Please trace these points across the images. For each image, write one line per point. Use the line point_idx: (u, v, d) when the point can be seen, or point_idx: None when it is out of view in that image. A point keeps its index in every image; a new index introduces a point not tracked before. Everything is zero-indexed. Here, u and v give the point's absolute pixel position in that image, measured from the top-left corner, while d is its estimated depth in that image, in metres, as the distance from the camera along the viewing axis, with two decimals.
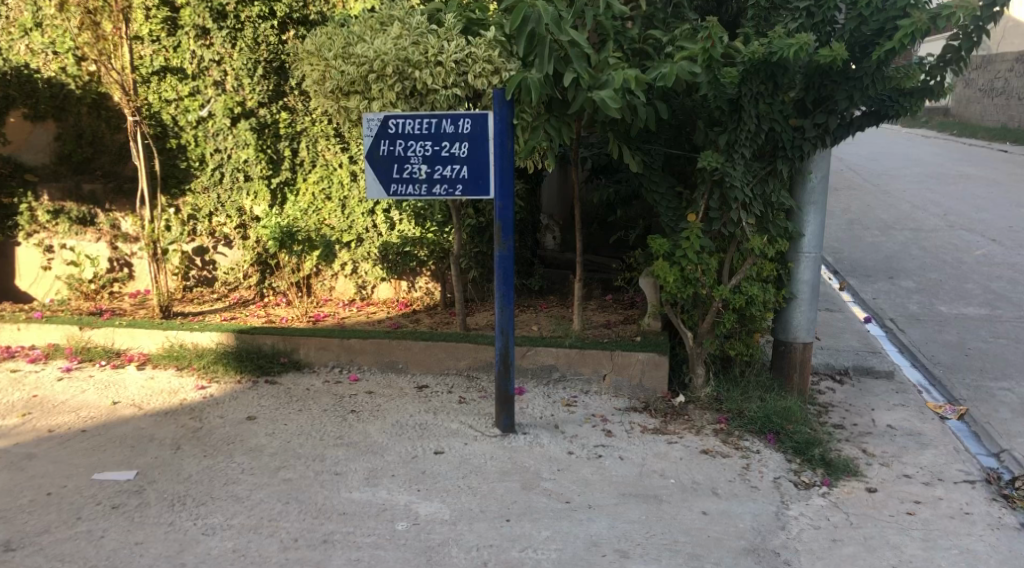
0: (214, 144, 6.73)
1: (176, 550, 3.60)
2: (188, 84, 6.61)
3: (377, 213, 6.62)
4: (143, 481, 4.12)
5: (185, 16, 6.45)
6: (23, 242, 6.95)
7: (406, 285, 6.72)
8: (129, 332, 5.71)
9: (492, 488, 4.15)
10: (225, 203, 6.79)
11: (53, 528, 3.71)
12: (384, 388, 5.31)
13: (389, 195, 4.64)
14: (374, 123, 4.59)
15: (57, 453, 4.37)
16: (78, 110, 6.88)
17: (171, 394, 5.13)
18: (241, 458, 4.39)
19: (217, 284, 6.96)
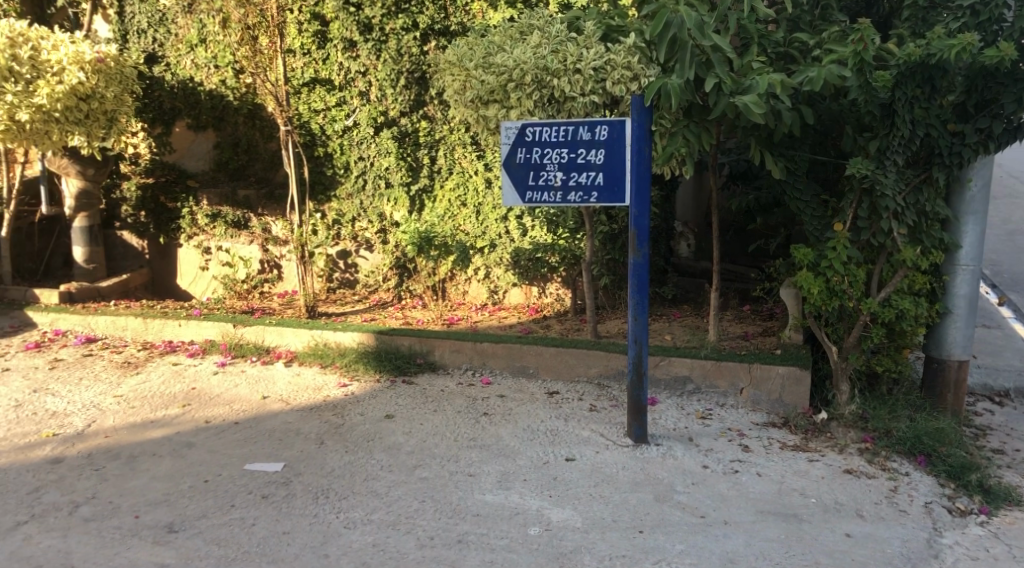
0: (358, 152, 6.99)
1: (321, 542, 3.76)
2: (335, 95, 6.92)
3: (511, 219, 6.73)
4: (290, 473, 4.33)
5: (334, 29, 6.79)
6: (185, 243, 7.46)
7: (537, 291, 6.72)
8: (277, 330, 6.03)
9: (625, 499, 4.12)
10: (367, 209, 7.05)
11: (210, 513, 3.95)
12: (516, 392, 5.36)
13: (525, 202, 4.68)
14: (511, 131, 4.64)
15: (213, 443, 4.65)
16: (236, 119, 7.29)
17: (315, 391, 5.38)
18: (379, 455, 4.55)
19: (359, 286, 7.17)
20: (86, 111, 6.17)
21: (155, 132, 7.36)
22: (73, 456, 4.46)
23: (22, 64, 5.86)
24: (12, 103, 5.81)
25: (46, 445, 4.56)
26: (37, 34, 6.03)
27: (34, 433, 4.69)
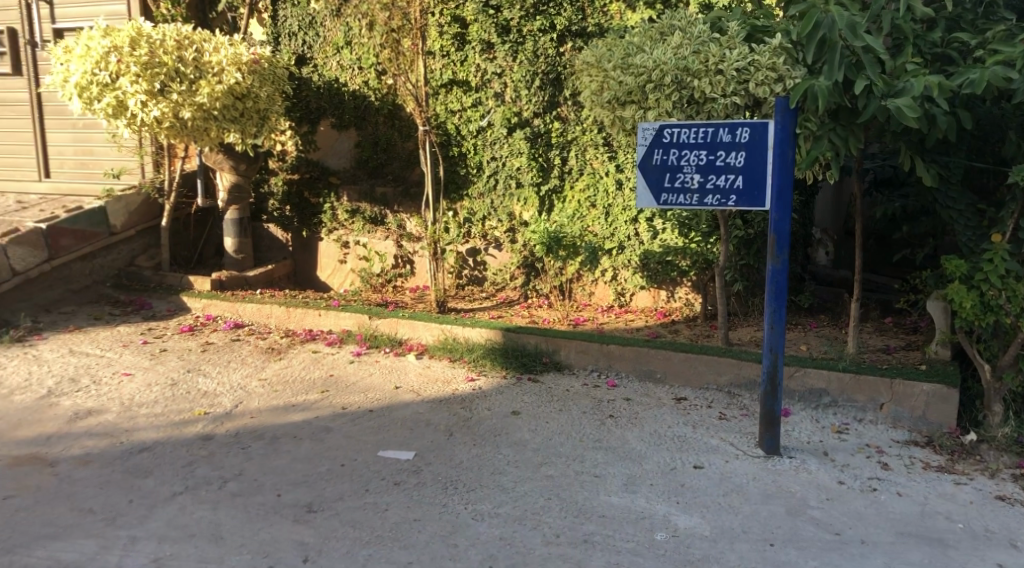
0: (491, 152, 7.08)
1: (450, 531, 3.85)
2: (471, 96, 7.05)
3: (641, 221, 6.66)
4: (420, 462, 4.46)
5: (473, 31, 6.92)
6: (325, 237, 7.77)
7: (665, 294, 6.67)
8: (410, 323, 6.20)
9: (755, 510, 4.03)
10: (497, 208, 7.13)
11: (346, 496, 4.12)
12: (642, 397, 5.32)
13: (660, 205, 4.64)
14: (648, 132, 4.62)
15: (349, 429, 4.84)
16: (377, 119, 7.48)
17: (444, 384, 5.50)
18: (506, 450, 4.62)
19: (487, 284, 7.28)
20: (241, 109, 6.53)
21: (301, 131, 7.71)
22: (222, 434, 4.74)
23: (186, 65, 6.26)
24: (176, 101, 6.22)
25: (198, 423, 4.86)
26: (200, 37, 6.44)
27: (187, 410, 5.01)
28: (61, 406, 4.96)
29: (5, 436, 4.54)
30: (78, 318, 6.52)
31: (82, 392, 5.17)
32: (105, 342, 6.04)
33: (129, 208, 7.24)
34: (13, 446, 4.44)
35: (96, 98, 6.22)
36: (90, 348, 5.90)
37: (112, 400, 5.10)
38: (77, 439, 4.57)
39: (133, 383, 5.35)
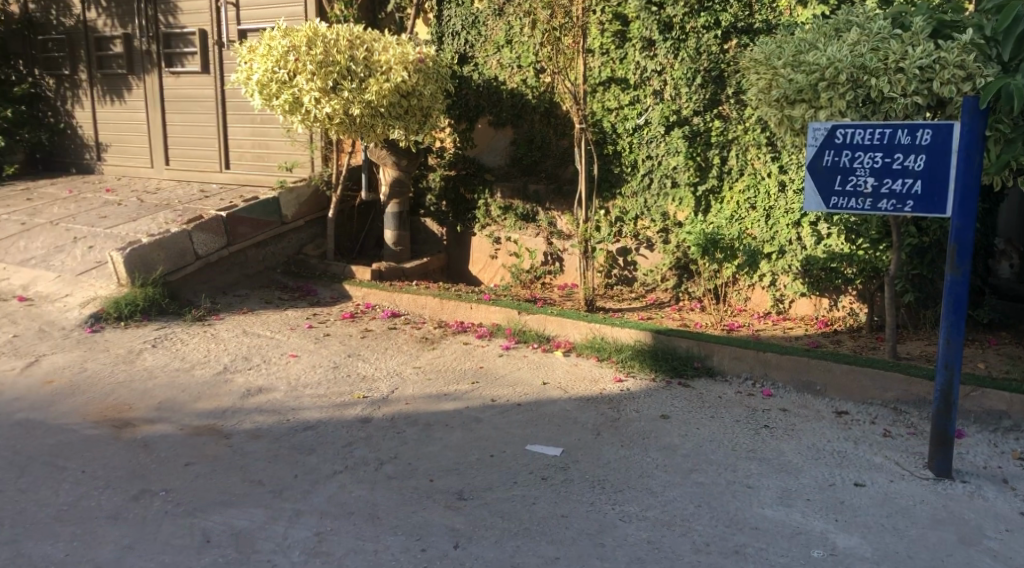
0: (646, 151, 6.97)
1: (597, 530, 3.84)
2: (630, 93, 6.98)
3: (804, 225, 6.35)
4: (568, 459, 4.47)
5: (635, 29, 6.85)
6: (478, 232, 7.92)
7: (827, 303, 6.34)
8: (558, 321, 6.23)
9: (923, 535, 3.79)
10: (651, 207, 7.03)
11: (496, 487, 4.19)
12: (800, 408, 5.12)
13: (829, 208, 4.46)
14: (819, 133, 4.44)
15: (498, 421, 4.92)
16: (533, 118, 7.50)
17: (592, 383, 5.49)
18: (655, 453, 4.56)
19: (636, 285, 7.21)
20: (405, 107, 6.75)
21: (460, 128, 7.90)
22: (380, 418, 4.92)
23: (357, 64, 6.53)
24: (346, 99, 6.50)
25: (357, 405, 5.07)
26: (370, 37, 6.70)
27: (347, 393, 5.24)
28: (235, 383, 5.29)
29: (187, 407, 4.88)
30: (251, 300, 6.94)
31: (254, 370, 5.49)
32: (274, 324, 6.40)
33: (300, 199, 7.68)
34: (194, 416, 4.77)
35: (275, 95, 6.61)
36: (261, 329, 6.27)
37: (280, 379, 5.40)
38: (249, 414, 4.86)
39: (299, 365, 5.64)
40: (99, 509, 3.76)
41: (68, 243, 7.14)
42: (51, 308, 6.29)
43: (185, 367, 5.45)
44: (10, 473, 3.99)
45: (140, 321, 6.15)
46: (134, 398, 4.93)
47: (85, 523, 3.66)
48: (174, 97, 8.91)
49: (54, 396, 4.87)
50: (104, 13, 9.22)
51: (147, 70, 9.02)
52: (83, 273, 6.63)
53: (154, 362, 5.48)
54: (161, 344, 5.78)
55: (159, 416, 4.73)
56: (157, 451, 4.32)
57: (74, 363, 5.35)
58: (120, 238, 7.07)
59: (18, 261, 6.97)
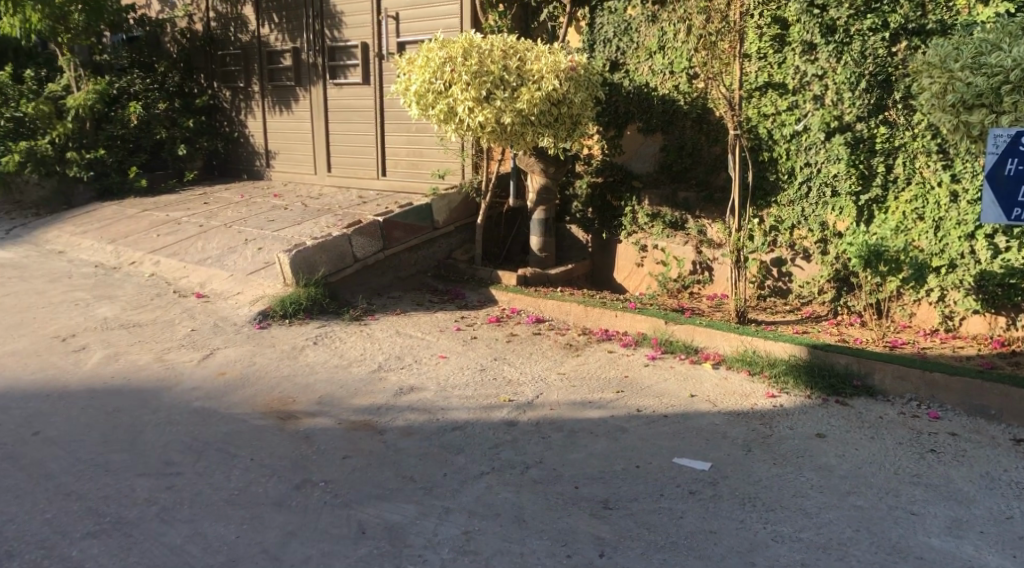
0: (805, 158, 6.72)
1: (747, 548, 3.74)
2: (788, 99, 6.75)
3: (979, 238, 5.94)
4: (717, 474, 4.37)
5: (795, 32, 6.63)
6: (625, 240, 7.83)
7: (1003, 321, 5.91)
8: (707, 332, 6.11)
9: None
10: (808, 216, 6.78)
11: (642, 498, 4.14)
12: (972, 434, 4.78)
13: (1010, 219, 4.23)
14: (1002, 140, 4.18)
15: (644, 432, 4.86)
16: (684, 123, 7.37)
17: (743, 397, 5.32)
18: (809, 473, 4.38)
19: (791, 297, 6.97)
20: (556, 115, 6.79)
21: (609, 135, 7.86)
22: (526, 421, 4.96)
23: (510, 73, 6.64)
24: (499, 108, 6.60)
25: (503, 408, 5.14)
26: (524, 46, 6.80)
27: (494, 396, 5.32)
28: (389, 381, 5.48)
29: (344, 402, 5.10)
30: (404, 302, 7.17)
31: (406, 370, 5.68)
32: (425, 326, 6.59)
33: (452, 205, 7.87)
34: (350, 411, 4.98)
35: (430, 105, 6.80)
36: (412, 330, 6.47)
37: (430, 379, 5.55)
38: (401, 412, 5.02)
39: (448, 366, 5.78)
40: (265, 496, 3.99)
41: (239, 244, 7.63)
42: (223, 305, 6.73)
43: (343, 364, 5.70)
44: (189, 456, 4.30)
45: (302, 319, 6.49)
46: (296, 392, 5.20)
47: (254, 508, 3.89)
48: (337, 107, 9.36)
49: (226, 387, 5.21)
50: (276, 28, 9.80)
51: (313, 82, 9.52)
52: (253, 272, 7.06)
53: (314, 359, 5.76)
54: (321, 342, 6.07)
55: (319, 410, 4.97)
56: (318, 444, 4.55)
57: (244, 357, 5.70)
58: (286, 241, 7.49)
59: (196, 260, 7.51)
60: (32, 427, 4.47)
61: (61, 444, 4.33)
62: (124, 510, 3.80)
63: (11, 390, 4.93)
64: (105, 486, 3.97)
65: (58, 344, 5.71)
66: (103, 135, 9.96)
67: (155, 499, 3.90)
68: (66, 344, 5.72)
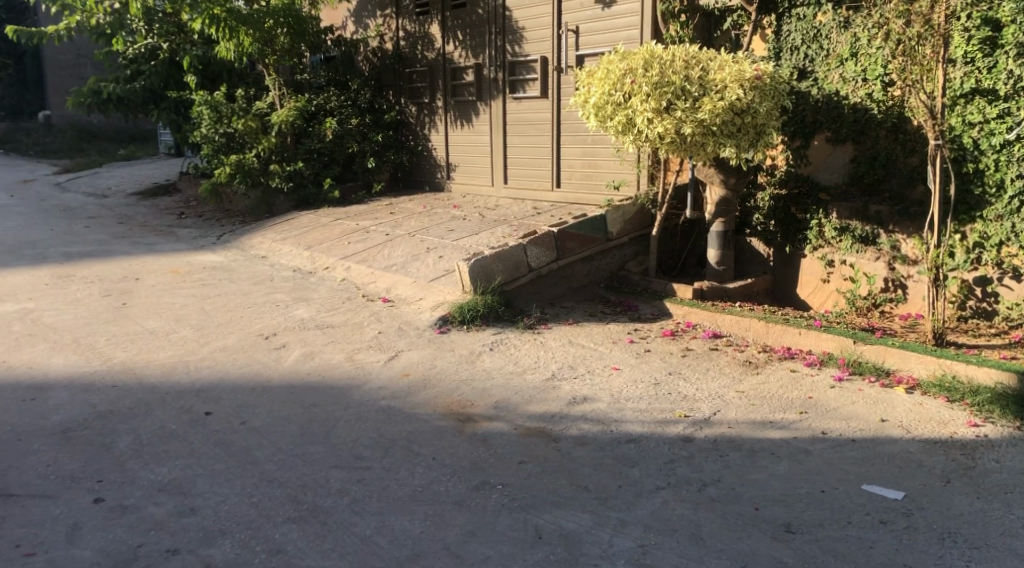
0: (1017, 170, 6.21)
1: None
2: (998, 106, 6.25)
3: None
4: (911, 505, 4.11)
5: (1008, 34, 6.13)
6: (809, 254, 7.55)
7: None
8: (900, 354, 5.77)
9: None
10: (1020, 233, 6.25)
11: (828, 524, 3.97)
12: None
13: None
14: None
15: (830, 455, 4.64)
16: (878, 133, 6.99)
17: (940, 425, 4.97)
18: (1020, 511, 4.03)
19: (997, 319, 6.47)
20: (739, 125, 6.60)
21: (794, 145, 7.55)
22: (702, 438, 4.87)
23: (692, 83, 6.53)
24: (679, 118, 6.53)
25: (679, 424, 5.05)
26: (707, 56, 6.69)
27: (669, 410, 5.24)
28: (563, 390, 5.53)
29: (520, 408, 5.20)
30: (577, 313, 7.23)
31: (580, 380, 5.71)
32: (599, 337, 6.61)
33: (627, 217, 7.83)
34: (526, 417, 5.07)
35: (609, 117, 6.84)
36: (585, 341, 6.50)
37: (604, 390, 5.54)
38: (576, 421, 5.05)
39: (621, 378, 5.76)
40: (447, 494, 4.14)
41: (422, 252, 7.96)
42: (407, 310, 7.04)
43: (518, 371, 5.81)
44: (376, 452, 4.53)
45: (480, 325, 6.67)
46: (475, 396, 5.36)
47: (436, 505, 4.05)
48: (516, 120, 9.57)
49: (410, 388, 5.44)
50: (460, 45, 10.17)
51: (493, 96, 9.79)
52: (434, 279, 7.34)
53: (491, 365, 5.91)
54: (497, 348, 6.22)
55: (496, 414, 5.09)
56: (496, 447, 4.66)
57: (426, 360, 5.94)
58: (465, 250, 7.75)
59: (382, 266, 7.90)
60: (240, 417, 4.86)
61: (265, 433, 4.67)
62: (320, 499, 4.05)
63: (221, 382, 5.37)
64: (303, 475, 4.26)
65: (261, 342, 6.17)
66: (302, 149, 10.71)
67: (347, 491, 4.14)
68: (268, 342, 6.18)
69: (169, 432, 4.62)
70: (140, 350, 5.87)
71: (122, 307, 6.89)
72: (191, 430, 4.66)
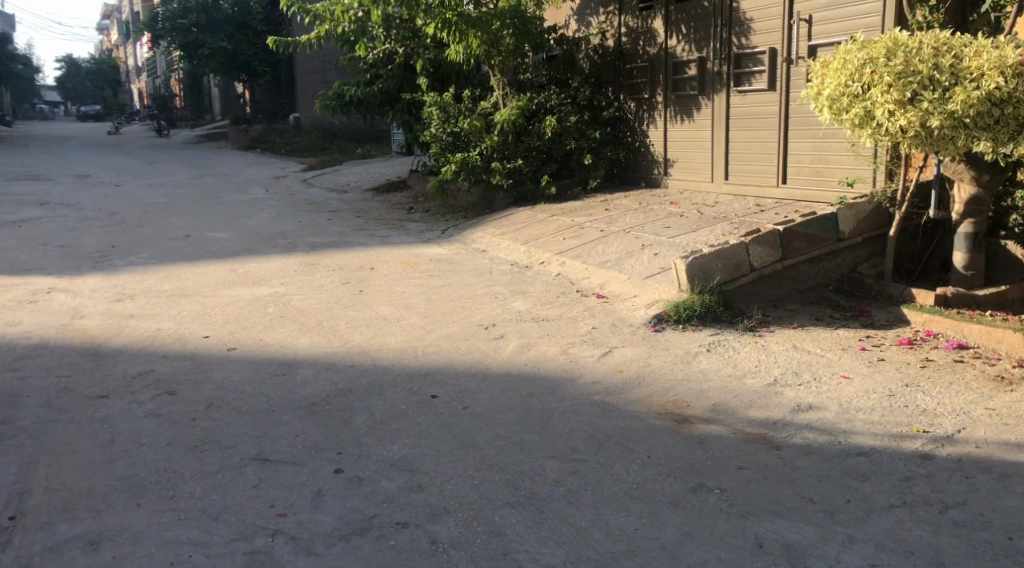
0: None
1: None
2: None
3: None
4: None
5: None
6: None
7: None
8: None
9: None
10: None
11: None
12: None
13: None
14: None
15: None
16: None
17: None
18: None
19: None
20: (998, 116, 5.95)
21: None
22: (944, 457, 4.48)
23: (943, 72, 6.02)
24: (926, 110, 6.04)
25: (916, 439, 4.68)
26: (960, 42, 6.13)
27: (905, 424, 4.87)
28: (785, 396, 5.29)
29: (739, 412, 5.04)
30: (802, 316, 6.88)
31: (804, 387, 5.43)
32: (825, 342, 6.26)
33: (860, 215, 7.38)
34: (746, 422, 4.91)
35: (845, 109, 6.47)
36: (811, 346, 6.18)
37: (830, 399, 5.25)
38: (800, 430, 4.82)
39: (852, 387, 5.42)
40: (663, 494, 4.09)
41: (637, 249, 7.93)
42: (622, 306, 7.04)
43: (738, 375, 5.63)
44: (591, 446, 4.56)
45: (697, 325, 6.53)
46: (691, 397, 5.26)
47: (651, 503, 4.02)
48: (740, 114, 9.28)
49: (625, 384, 5.44)
50: (684, 38, 10.02)
51: (717, 90, 9.55)
52: (650, 277, 7.28)
53: (709, 366, 5.78)
54: (715, 350, 6.06)
55: (714, 417, 4.97)
56: (713, 450, 4.55)
57: (641, 357, 5.91)
58: (682, 247, 7.63)
59: (597, 262, 7.94)
60: (463, 402, 5.07)
61: (485, 419, 4.85)
62: (537, 487, 4.14)
63: (445, 367, 5.64)
64: (521, 463, 4.37)
65: (482, 332, 6.41)
66: (522, 146, 10.97)
67: (563, 481, 4.21)
68: (488, 332, 6.40)
69: (399, 412, 4.91)
70: (374, 335, 6.28)
71: (358, 294, 7.41)
72: (418, 411, 4.94)
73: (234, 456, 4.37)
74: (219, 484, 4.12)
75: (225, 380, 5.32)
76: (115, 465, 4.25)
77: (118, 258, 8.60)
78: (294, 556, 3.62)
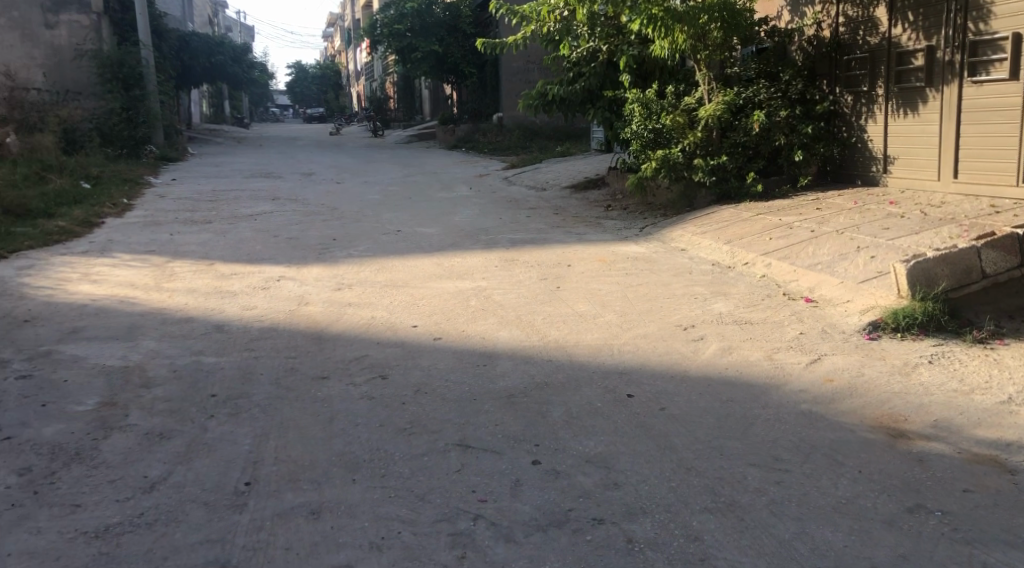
0: None
1: None
2: None
3: None
4: None
5: None
6: None
7: None
8: None
9: None
10: None
11: None
12: None
13: None
14: None
15: None
16: None
17: None
18: None
19: None
20: None
21: None
22: None
23: None
24: None
25: None
26: None
27: None
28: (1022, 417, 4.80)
29: (966, 431, 4.63)
30: None
31: None
32: None
33: None
34: (974, 442, 4.50)
35: None
36: None
37: None
38: None
39: None
40: (875, 512, 3.85)
41: (852, 251, 7.49)
42: (832, 311, 6.67)
43: (964, 390, 5.17)
44: (797, 456, 4.36)
45: (917, 335, 6.06)
46: (909, 411, 4.90)
47: (863, 521, 3.79)
48: (974, 106, 8.54)
49: (835, 394, 5.15)
50: (911, 27, 9.34)
51: (948, 81, 8.85)
52: (865, 281, 6.86)
53: (930, 379, 5.35)
54: (938, 361, 5.61)
55: (935, 434, 4.60)
56: (934, 469, 4.22)
57: (853, 366, 5.58)
58: (902, 251, 7.14)
59: (805, 264, 7.58)
60: (660, 403, 5.01)
61: (683, 422, 4.77)
62: (738, 494, 4.02)
63: (643, 366, 5.61)
64: (721, 468, 4.26)
65: (681, 333, 6.30)
66: (727, 142, 10.61)
67: (765, 490, 4.05)
68: (687, 333, 6.29)
69: (596, 409, 4.93)
70: (572, 331, 6.35)
71: (556, 290, 7.52)
72: (615, 409, 4.93)
73: (439, 441, 4.57)
74: (425, 466, 4.32)
75: (431, 368, 5.57)
76: (334, 442, 4.57)
77: (338, 251, 9.23)
78: (494, 542, 3.73)
